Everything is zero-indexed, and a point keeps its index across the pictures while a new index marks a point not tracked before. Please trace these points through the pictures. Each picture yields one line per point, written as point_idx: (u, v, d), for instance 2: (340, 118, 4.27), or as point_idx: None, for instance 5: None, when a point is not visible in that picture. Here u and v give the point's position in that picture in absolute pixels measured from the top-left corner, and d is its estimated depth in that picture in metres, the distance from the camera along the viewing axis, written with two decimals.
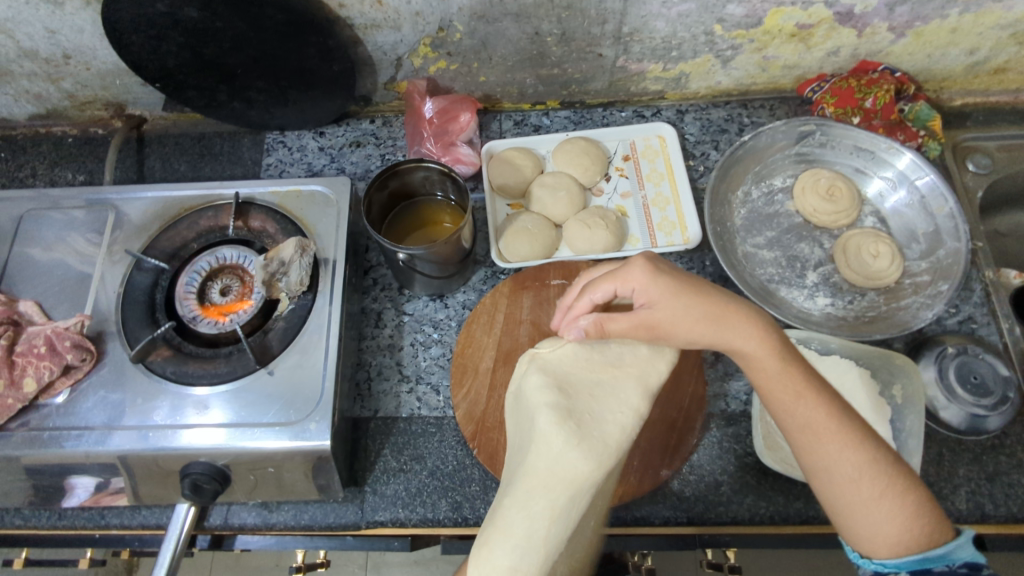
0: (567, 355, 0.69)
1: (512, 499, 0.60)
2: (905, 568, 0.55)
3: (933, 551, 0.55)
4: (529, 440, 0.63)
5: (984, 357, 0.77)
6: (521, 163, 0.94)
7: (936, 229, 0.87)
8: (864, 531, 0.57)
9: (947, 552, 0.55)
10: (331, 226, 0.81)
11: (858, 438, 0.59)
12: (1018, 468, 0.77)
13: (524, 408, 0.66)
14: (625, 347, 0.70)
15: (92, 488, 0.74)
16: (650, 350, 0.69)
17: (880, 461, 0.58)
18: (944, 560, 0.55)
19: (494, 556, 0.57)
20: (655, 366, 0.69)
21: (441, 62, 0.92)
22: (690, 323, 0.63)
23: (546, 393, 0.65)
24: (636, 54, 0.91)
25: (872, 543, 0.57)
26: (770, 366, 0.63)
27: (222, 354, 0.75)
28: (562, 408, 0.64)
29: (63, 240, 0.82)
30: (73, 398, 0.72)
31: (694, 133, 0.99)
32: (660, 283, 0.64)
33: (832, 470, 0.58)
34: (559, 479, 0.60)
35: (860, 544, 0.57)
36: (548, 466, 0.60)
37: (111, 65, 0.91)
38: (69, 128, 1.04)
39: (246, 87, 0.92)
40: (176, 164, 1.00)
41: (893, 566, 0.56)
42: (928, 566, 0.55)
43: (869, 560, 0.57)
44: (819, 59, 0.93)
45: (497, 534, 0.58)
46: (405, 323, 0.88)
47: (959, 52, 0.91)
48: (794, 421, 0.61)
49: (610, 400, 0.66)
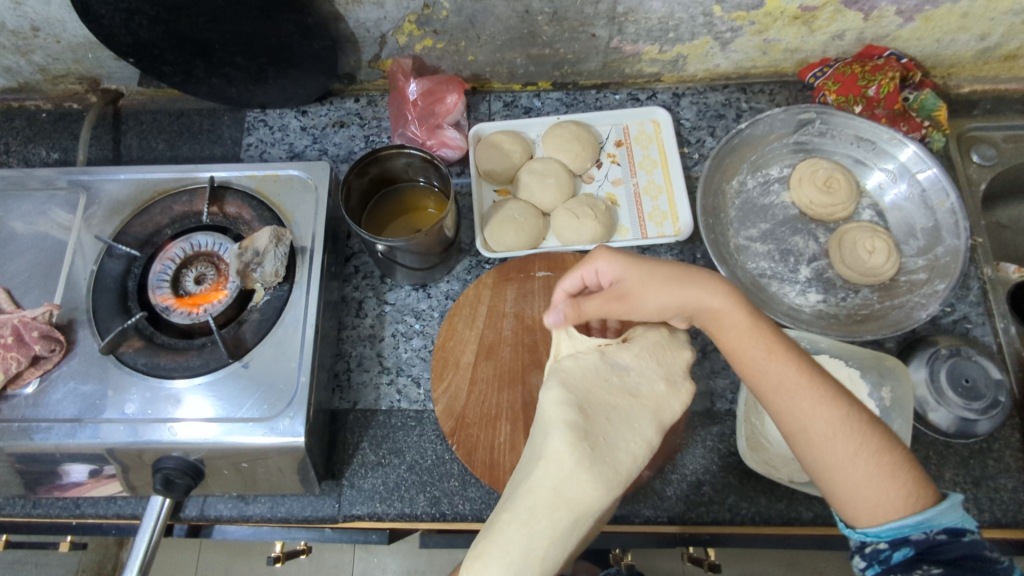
0: (586, 372, 0.64)
1: (511, 515, 0.56)
2: (887, 538, 0.54)
3: (911, 518, 0.53)
4: (537, 455, 0.59)
5: (977, 358, 0.74)
6: (509, 148, 0.90)
7: (936, 224, 0.84)
8: (846, 493, 0.55)
9: (926, 518, 0.53)
10: (309, 213, 0.79)
11: (828, 397, 0.57)
12: (1005, 472, 0.75)
13: (538, 421, 0.61)
14: (644, 376, 0.65)
15: (87, 473, 0.72)
16: (667, 387, 0.64)
17: (853, 421, 0.56)
18: (921, 526, 0.53)
19: (489, 572, 0.54)
20: (670, 404, 0.63)
21: (427, 40, 0.88)
22: (658, 287, 0.63)
23: (564, 409, 0.60)
24: (631, 35, 0.87)
25: (854, 508, 0.55)
26: (738, 321, 0.61)
27: (195, 346, 0.73)
28: (578, 428, 0.58)
29: (33, 223, 0.80)
30: (43, 389, 0.71)
31: (690, 118, 0.95)
32: (622, 257, 0.64)
33: (809, 433, 0.56)
34: (565, 502, 0.56)
35: (844, 509, 0.56)
36: (554, 484, 0.56)
37: (82, 38, 0.87)
38: (43, 102, 1.00)
39: (224, 63, 0.88)
40: (153, 143, 0.97)
41: (875, 536, 0.54)
42: (907, 534, 0.53)
43: (854, 531, 0.56)
44: (823, 42, 0.89)
45: (495, 549, 0.54)
46: (386, 313, 0.86)
47: (969, 38, 0.87)
48: (767, 380, 0.59)
49: (622, 421, 0.61)
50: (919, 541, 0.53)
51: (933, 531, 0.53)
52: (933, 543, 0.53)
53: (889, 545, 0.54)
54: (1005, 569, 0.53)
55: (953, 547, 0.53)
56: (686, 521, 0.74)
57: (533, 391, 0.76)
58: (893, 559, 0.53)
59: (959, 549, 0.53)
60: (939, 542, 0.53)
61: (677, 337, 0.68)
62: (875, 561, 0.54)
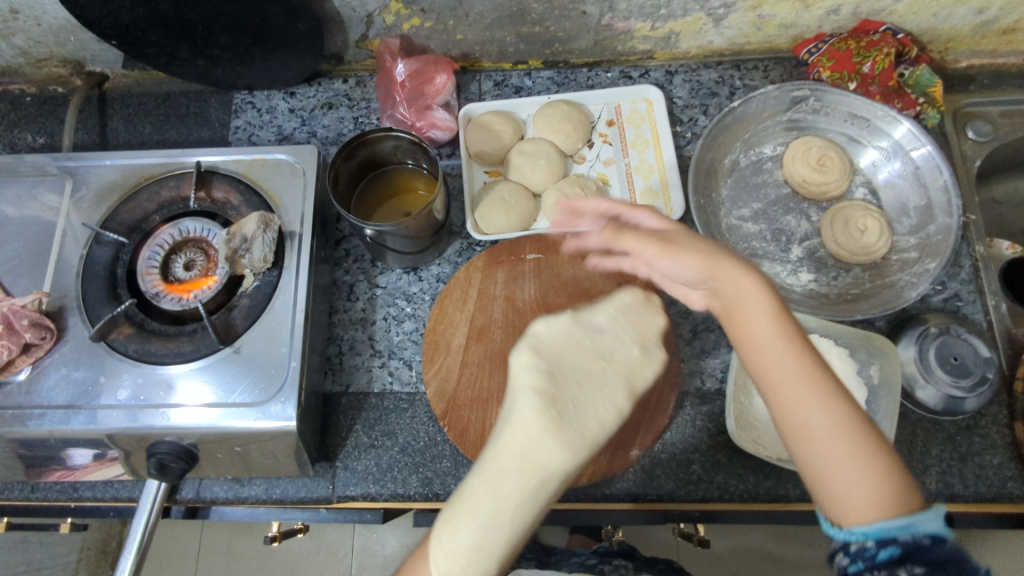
0: (560, 332, 0.60)
1: (480, 478, 0.53)
2: (872, 539, 0.50)
3: (898, 518, 0.49)
4: (505, 420, 0.56)
5: (965, 337, 0.75)
6: (499, 128, 0.89)
7: (928, 203, 0.84)
8: (831, 486, 0.52)
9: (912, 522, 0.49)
10: (298, 197, 0.78)
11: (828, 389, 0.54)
12: (991, 449, 0.76)
13: (509, 386, 0.59)
14: (618, 340, 0.62)
15: (91, 455, 0.73)
16: (641, 353, 0.61)
17: (845, 418, 0.53)
18: (908, 528, 0.49)
19: (459, 538, 0.51)
20: (643, 371, 0.60)
21: (414, 19, 0.87)
22: (693, 250, 0.61)
23: (534, 375, 0.57)
24: (622, 12, 0.86)
25: (838, 503, 0.52)
26: (756, 303, 0.57)
27: (186, 333, 0.73)
28: (546, 394, 0.56)
29: (21, 211, 0.79)
30: (35, 376, 0.71)
31: (683, 97, 0.94)
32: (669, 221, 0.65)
33: (805, 423, 0.53)
34: (531, 466, 0.53)
35: (828, 502, 0.53)
36: (522, 449, 0.54)
37: (63, 20, 0.86)
38: (27, 85, 0.99)
39: (208, 44, 0.87)
40: (140, 126, 0.96)
41: (860, 535, 0.50)
42: (894, 535, 0.49)
43: (836, 531, 0.52)
44: (818, 18, 0.88)
45: (463, 512, 0.52)
46: (377, 296, 0.86)
47: (967, 11, 0.85)
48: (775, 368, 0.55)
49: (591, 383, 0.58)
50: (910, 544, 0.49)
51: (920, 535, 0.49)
52: (919, 546, 0.49)
53: (875, 544, 0.49)
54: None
55: (939, 550, 0.49)
56: (675, 499, 0.75)
57: None
58: (878, 557, 0.49)
59: (945, 553, 0.49)
60: (925, 545, 0.49)
61: (652, 302, 0.67)
62: (860, 560, 0.50)
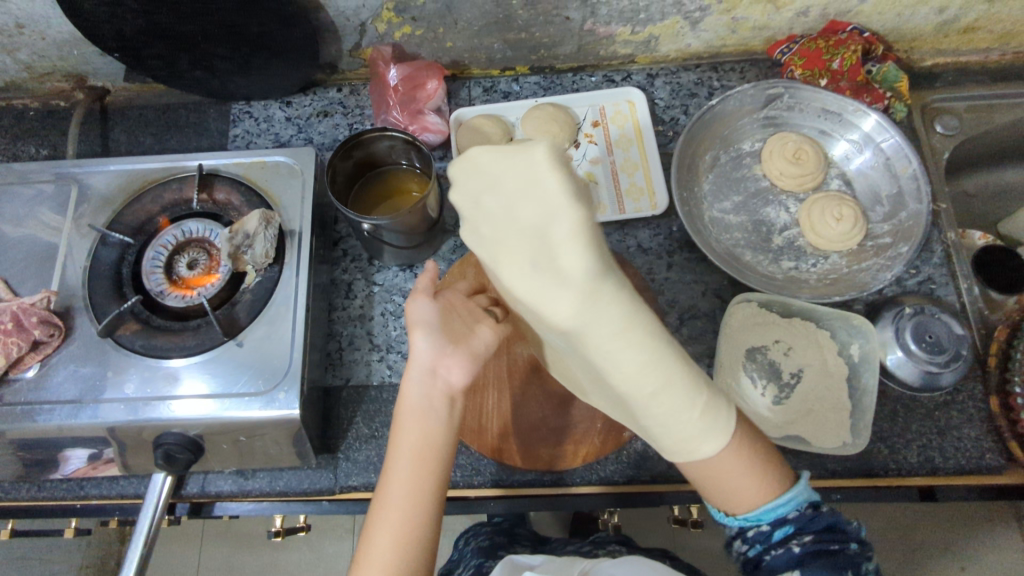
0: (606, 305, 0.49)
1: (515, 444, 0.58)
2: (764, 522, 0.56)
3: (783, 498, 0.56)
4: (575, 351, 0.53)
5: (940, 317, 0.78)
6: (489, 130, 0.93)
7: (899, 191, 0.88)
8: (725, 486, 0.56)
9: (794, 495, 0.57)
10: (297, 197, 0.81)
11: (708, 428, 0.54)
12: (968, 422, 0.79)
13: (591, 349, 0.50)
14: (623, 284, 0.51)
15: (86, 458, 0.76)
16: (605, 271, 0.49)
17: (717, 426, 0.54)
18: (793, 504, 0.56)
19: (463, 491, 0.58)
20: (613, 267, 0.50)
21: (406, 27, 0.91)
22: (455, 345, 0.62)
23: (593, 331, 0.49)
24: (604, 17, 0.90)
25: (733, 499, 0.57)
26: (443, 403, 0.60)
27: (190, 328, 0.75)
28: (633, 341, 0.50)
29: (27, 216, 0.82)
30: (43, 373, 0.73)
31: (664, 98, 0.99)
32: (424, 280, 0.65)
33: (690, 450, 0.55)
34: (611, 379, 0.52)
35: (718, 499, 0.57)
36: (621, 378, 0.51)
37: (67, 34, 0.89)
38: (30, 101, 1.02)
39: (208, 56, 0.91)
40: (141, 137, 0.99)
41: (756, 521, 0.57)
42: (784, 514, 0.56)
43: (733, 518, 0.58)
44: (788, 20, 0.93)
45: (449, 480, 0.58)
46: (375, 293, 0.89)
47: (928, 11, 0.91)
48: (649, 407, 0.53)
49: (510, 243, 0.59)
50: (797, 517, 0.56)
51: (803, 507, 0.57)
52: (806, 519, 0.56)
53: (771, 526, 0.56)
54: (857, 529, 0.58)
55: (821, 517, 0.56)
56: (667, 480, 0.77)
57: (518, 360, 0.78)
58: (773, 537, 0.56)
59: (825, 518, 0.57)
60: (810, 515, 0.56)
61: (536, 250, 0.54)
62: (757, 543, 0.57)
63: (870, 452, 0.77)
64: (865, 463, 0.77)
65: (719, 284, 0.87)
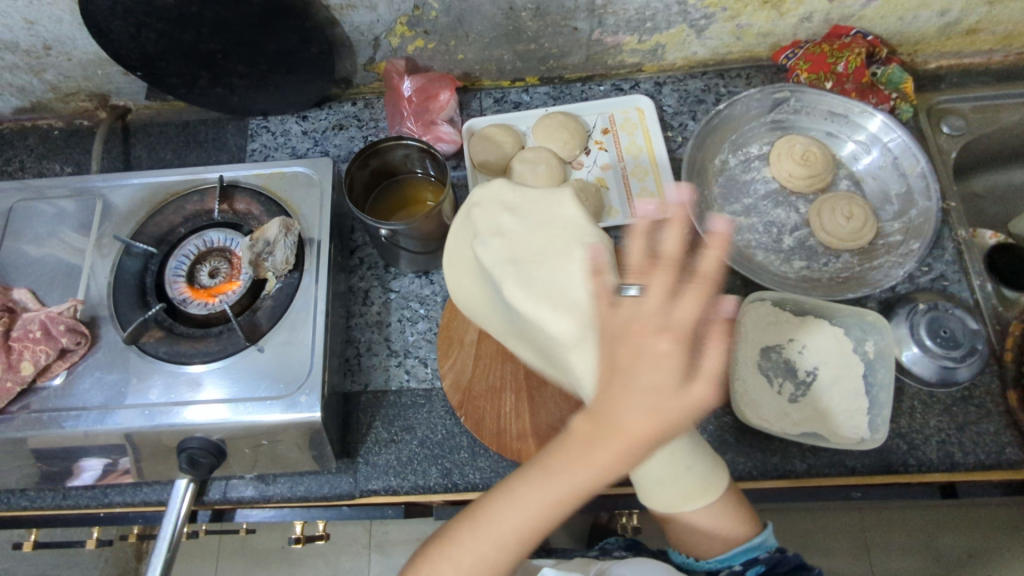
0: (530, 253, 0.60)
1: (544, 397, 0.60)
2: (736, 559, 0.65)
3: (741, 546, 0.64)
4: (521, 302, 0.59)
5: (954, 311, 0.79)
6: (501, 139, 0.95)
7: (908, 189, 0.89)
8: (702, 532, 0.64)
9: (760, 540, 0.65)
10: (315, 206, 0.83)
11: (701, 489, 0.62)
12: (987, 417, 0.78)
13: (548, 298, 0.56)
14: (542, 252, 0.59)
15: (100, 469, 0.77)
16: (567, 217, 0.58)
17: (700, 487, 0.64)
18: (761, 546, 0.65)
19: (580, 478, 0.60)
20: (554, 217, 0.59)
21: (418, 40, 0.94)
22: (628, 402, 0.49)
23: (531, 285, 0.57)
24: (611, 27, 0.92)
25: (704, 545, 0.66)
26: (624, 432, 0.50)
27: (213, 334, 0.77)
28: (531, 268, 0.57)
29: (54, 230, 0.84)
30: (70, 380, 0.74)
31: (672, 104, 1.00)
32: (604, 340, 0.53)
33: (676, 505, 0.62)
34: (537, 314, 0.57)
35: (690, 544, 0.67)
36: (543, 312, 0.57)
37: (91, 55, 0.92)
38: (55, 120, 1.06)
39: (227, 72, 0.94)
40: (162, 153, 1.02)
41: (728, 560, 0.65)
42: (755, 554, 0.65)
43: (698, 561, 0.67)
44: (792, 25, 0.94)
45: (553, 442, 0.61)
46: (392, 300, 0.90)
47: (930, 14, 0.92)
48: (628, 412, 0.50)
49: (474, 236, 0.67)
50: (763, 559, 0.64)
51: (771, 550, 0.65)
52: (777, 560, 0.64)
53: (743, 564, 0.64)
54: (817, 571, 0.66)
55: (788, 559, 0.65)
56: None
57: None
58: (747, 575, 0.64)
59: (790, 560, 0.65)
60: (779, 558, 0.64)
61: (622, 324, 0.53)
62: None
63: (889, 448, 0.77)
64: (884, 460, 0.76)
65: (732, 285, 0.87)
